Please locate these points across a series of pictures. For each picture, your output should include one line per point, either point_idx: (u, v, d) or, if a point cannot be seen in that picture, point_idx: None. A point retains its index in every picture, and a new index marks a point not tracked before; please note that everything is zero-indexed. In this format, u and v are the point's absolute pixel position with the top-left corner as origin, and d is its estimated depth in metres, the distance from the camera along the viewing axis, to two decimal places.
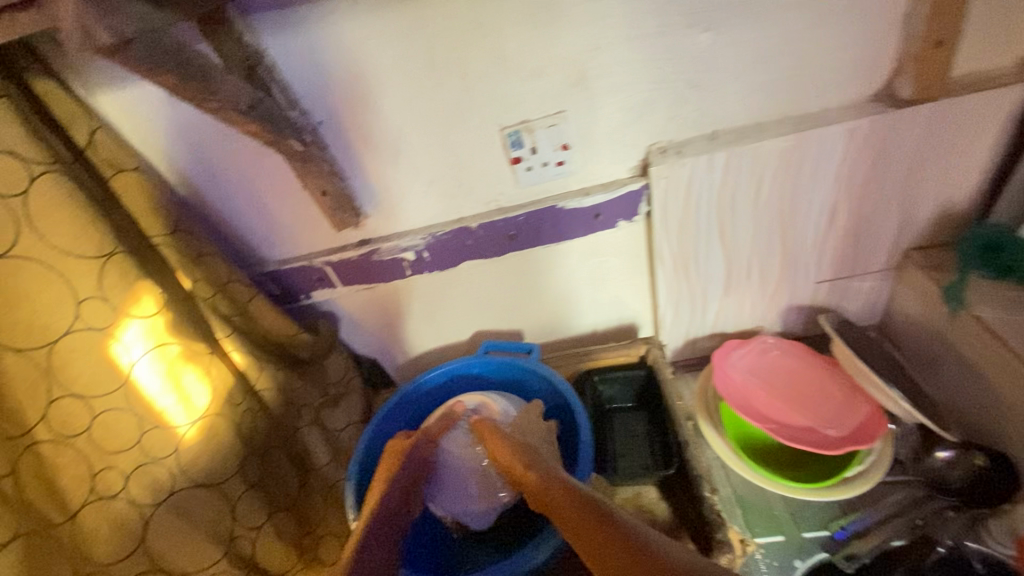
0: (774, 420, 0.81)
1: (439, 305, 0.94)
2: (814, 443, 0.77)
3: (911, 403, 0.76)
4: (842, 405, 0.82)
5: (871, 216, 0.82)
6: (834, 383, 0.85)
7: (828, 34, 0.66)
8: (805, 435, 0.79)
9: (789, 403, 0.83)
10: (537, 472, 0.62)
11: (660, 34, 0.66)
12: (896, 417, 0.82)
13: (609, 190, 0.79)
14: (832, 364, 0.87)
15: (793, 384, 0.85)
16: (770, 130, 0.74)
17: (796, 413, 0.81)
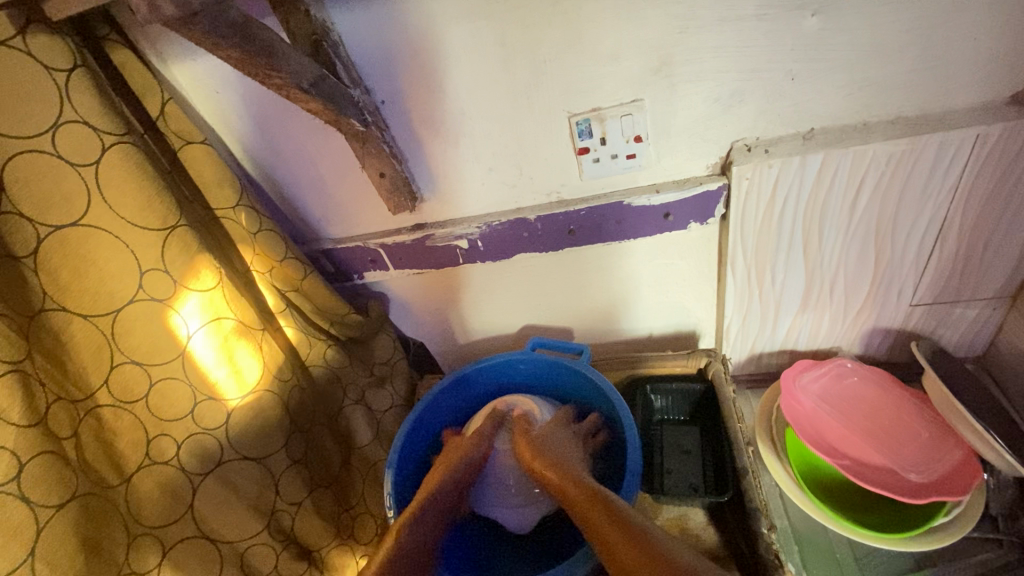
0: (846, 456, 0.73)
1: (490, 296, 0.91)
2: (891, 487, 0.69)
3: (1015, 455, 0.67)
4: (928, 447, 0.73)
5: (988, 237, 0.71)
6: (921, 421, 0.75)
7: (968, 21, 0.56)
8: (880, 477, 0.71)
9: (865, 439, 0.75)
10: (582, 493, 0.63)
11: (760, 17, 0.58)
12: (992, 467, 0.72)
13: (682, 188, 0.72)
14: (920, 398, 0.77)
15: (872, 417, 0.77)
16: (878, 132, 0.64)
17: (873, 451, 0.73)
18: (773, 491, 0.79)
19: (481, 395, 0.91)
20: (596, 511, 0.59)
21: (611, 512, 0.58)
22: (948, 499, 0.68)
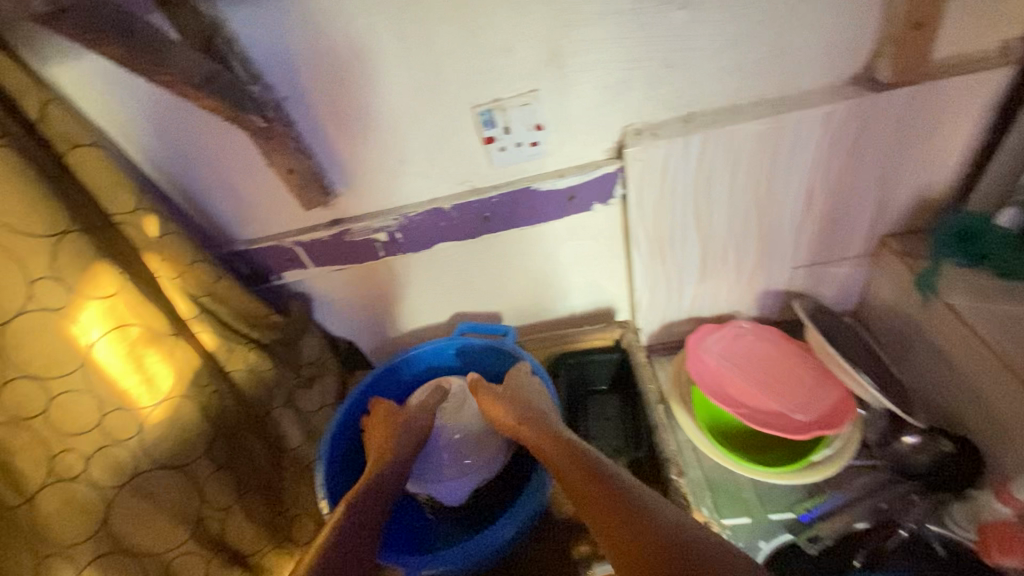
0: (746, 405, 0.81)
1: (415, 288, 0.93)
2: (782, 428, 0.78)
3: (881, 389, 0.77)
4: (812, 389, 0.83)
5: (847, 203, 0.81)
6: (808, 368, 0.85)
7: (809, 13, 0.64)
8: (773, 420, 0.79)
9: (761, 389, 0.83)
10: (561, 449, 0.65)
11: (634, 11, 0.64)
12: (866, 402, 0.83)
13: (584, 172, 0.78)
14: (805, 349, 0.87)
15: (766, 369, 0.85)
16: (747, 113, 0.72)
17: (767, 399, 0.82)
18: (686, 446, 0.86)
19: (411, 385, 0.94)
20: (572, 468, 0.62)
21: (586, 467, 0.61)
22: (830, 433, 0.77)
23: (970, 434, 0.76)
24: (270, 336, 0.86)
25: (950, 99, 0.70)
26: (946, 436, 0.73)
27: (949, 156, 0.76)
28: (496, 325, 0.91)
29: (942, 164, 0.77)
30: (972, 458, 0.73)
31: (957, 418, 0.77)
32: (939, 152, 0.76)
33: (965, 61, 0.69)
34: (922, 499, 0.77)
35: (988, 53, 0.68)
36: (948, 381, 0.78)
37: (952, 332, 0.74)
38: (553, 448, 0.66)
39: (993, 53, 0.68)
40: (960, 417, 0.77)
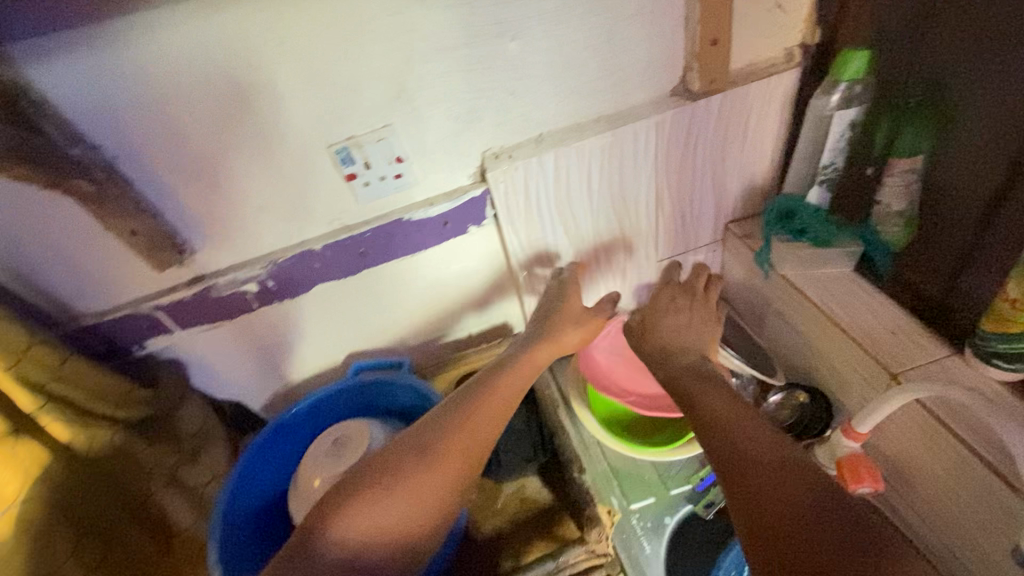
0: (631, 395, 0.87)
1: (301, 335, 0.90)
2: (666, 408, 0.85)
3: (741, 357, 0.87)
4: None
5: (691, 197, 0.91)
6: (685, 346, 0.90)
7: (624, 38, 0.72)
8: (659, 403, 0.86)
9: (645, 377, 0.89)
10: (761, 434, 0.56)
11: (469, 44, 0.67)
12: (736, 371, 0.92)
13: (451, 198, 0.80)
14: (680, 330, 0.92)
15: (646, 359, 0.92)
16: (590, 129, 0.79)
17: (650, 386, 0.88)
18: (590, 441, 0.89)
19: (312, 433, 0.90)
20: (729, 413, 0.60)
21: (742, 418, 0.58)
22: None
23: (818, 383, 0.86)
24: (141, 414, 0.79)
25: (753, 100, 0.81)
26: (800, 388, 0.86)
27: (764, 148, 0.88)
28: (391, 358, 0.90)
29: (759, 156, 0.89)
30: (824, 404, 0.84)
31: (804, 372, 0.88)
32: (755, 145, 0.87)
33: (761, 67, 0.80)
34: None
35: (777, 58, 0.79)
36: (795, 341, 0.89)
37: (791, 298, 0.85)
38: (723, 427, 0.58)
39: (779, 60, 0.80)
40: (807, 371, 0.88)
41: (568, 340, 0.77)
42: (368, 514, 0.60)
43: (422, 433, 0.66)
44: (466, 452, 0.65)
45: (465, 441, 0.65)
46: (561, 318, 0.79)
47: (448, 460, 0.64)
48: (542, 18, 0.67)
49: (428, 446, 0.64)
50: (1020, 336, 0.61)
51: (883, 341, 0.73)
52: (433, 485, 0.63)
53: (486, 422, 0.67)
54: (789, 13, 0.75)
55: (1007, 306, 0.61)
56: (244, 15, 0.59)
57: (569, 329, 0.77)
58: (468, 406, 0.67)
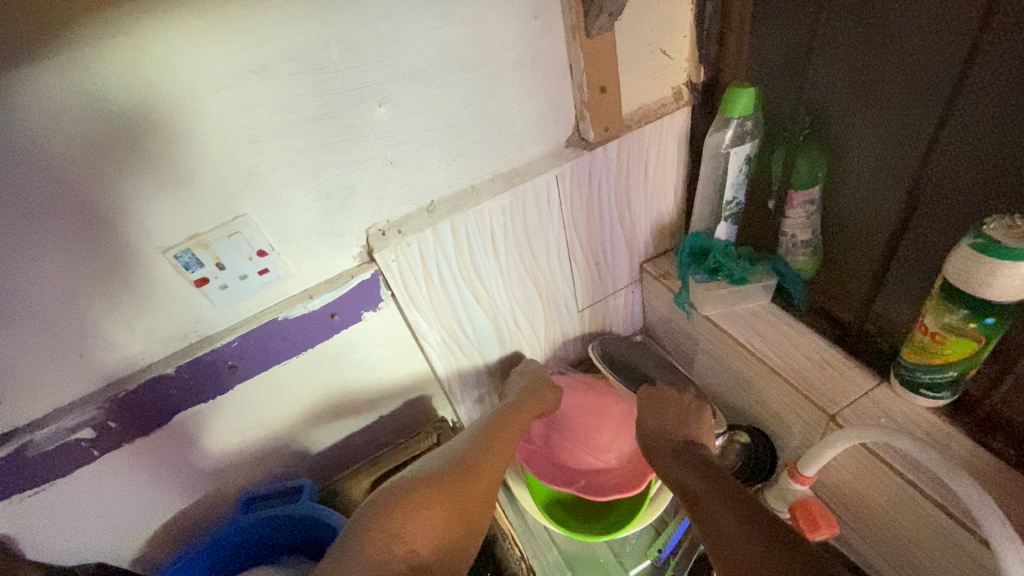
0: (570, 477, 0.81)
1: (169, 469, 0.74)
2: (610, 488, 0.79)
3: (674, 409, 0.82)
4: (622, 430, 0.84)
5: (602, 245, 0.86)
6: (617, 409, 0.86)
7: (507, 92, 0.65)
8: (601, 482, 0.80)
9: (579, 453, 0.83)
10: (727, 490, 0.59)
11: (328, 115, 0.57)
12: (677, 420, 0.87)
13: (335, 287, 0.68)
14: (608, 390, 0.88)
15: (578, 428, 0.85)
16: (485, 191, 0.71)
17: (585, 463, 0.83)
18: (535, 525, 0.82)
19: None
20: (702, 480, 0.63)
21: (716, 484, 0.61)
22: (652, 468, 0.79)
23: (758, 422, 0.83)
24: None
25: (650, 142, 0.77)
26: (740, 427, 0.84)
27: (667, 186, 0.85)
28: (291, 482, 0.82)
29: (664, 195, 0.86)
30: (765, 442, 0.81)
31: (741, 411, 0.85)
32: (658, 185, 0.84)
33: (653, 109, 0.76)
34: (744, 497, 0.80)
35: (667, 98, 0.77)
36: (727, 380, 0.85)
37: (717, 339, 0.82)
38: (703, 482, 0.62)
39: (668, 99, 0.77)
40: (743, 409, 0.85)
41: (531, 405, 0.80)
42: (422, 520, 0.63)
43: (461, 451, 0.72)
44: (498, 466, 0.72)
45: (493, 458, 0.72)
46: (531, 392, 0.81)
47: (485, 473, 0.70)
48: (410, 78, 0.59)
49: (467, 461, 0.70)
50: (943, 368, 0.59)
51: (812, 377, 0.71)
52: (476, 491, 0.68)
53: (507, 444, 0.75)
54: (673, 54, 0.72)
55: (927, 338, 0.58)
56: (26, 98, 0.45)
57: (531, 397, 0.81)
58: (491, 431, 0.75)
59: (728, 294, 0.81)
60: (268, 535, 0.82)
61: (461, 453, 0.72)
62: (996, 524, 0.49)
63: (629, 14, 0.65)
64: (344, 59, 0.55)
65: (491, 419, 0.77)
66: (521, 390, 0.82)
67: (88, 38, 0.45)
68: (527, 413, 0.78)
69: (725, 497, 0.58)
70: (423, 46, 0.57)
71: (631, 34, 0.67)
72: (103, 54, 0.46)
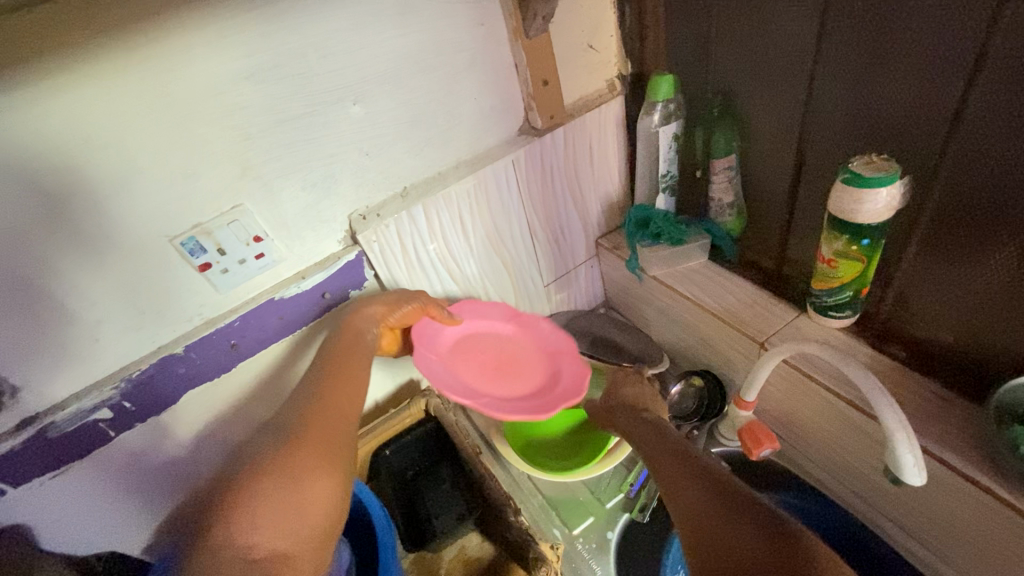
0: (518, 403, 0.80)
1: (178, 448, 0.81)
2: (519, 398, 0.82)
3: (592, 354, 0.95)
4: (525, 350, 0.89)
5: (558, 224, 0.97)
6: (524, 324, 0.90)
7: (462, 88, 0.76)
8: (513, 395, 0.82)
9: (516, 379, 0.85)
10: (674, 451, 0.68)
11: (311, 113, 0.67)
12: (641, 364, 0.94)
13: (324, 267, 0.77)
14: (509, 306, 0.91)
15: (501, 354, 0.88)
16: (450, 177, 0.81)
17: (526, 389, 0.84)
18: (521, 478, 0.90)
19: None
20: (655, 438, 0.72)
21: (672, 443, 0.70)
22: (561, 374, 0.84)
23: (708, 366, 0.94)
24: None
25: (592, 128, 0.89)
26: (694, 372, 0.93)
27: (612, 167, 0.97)
28: None
29: (609, 175, 0.98)
30: (716, 382, 0.92)
31: (694, 359, 0.96)
32: (603, 167, 0.96)
33: (591, 99, 0.88)
34: (701, 431, 0.90)
35: (602, 90, 0.89)
36: (678, 332, 0.96)
37: (665, 295, 0.93)
38: (657, 439, 0.71)
39: (603, 91, 0.89)
40: (694, 356, 0.96)
41: (391, 314, 0.79)
42: (271, 518, 0.58)
43: (292, 427, 0.67)
44: (339, 420, 0.69)
45: (329, 404, 0.69)
46: (398, 305, 0.79)
47: (324, 428, 0.67)
48: (379, 80, 0.69)
49: (311, 432, 0.66)
50: (842, 288, 0.71)
51: (744, 315, 0.83)
52: (334, 461, 0.64)
53: (350, 390, 0.72)
54: (602, 50, 0.85)
55: (826, 265, 0.70)
56: (54, 104, 0.54)
57: (388, 303, 0.79)
58: (325, 378, 0.72)
59: (668, 255, 0.93)
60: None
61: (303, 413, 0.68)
62: (879, 395, 0.59)
63: (559, 17, 0.77)
64: (320, 64, 0.64)
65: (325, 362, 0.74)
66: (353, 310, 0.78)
67: (105, 53, 0.54)
68: (363, 331, 0.76)
69: (677, 453, 0.67)
70: (388, 50, 0.68)
71: (564, 34, 0.79)
72: (116, 66, 0.55)
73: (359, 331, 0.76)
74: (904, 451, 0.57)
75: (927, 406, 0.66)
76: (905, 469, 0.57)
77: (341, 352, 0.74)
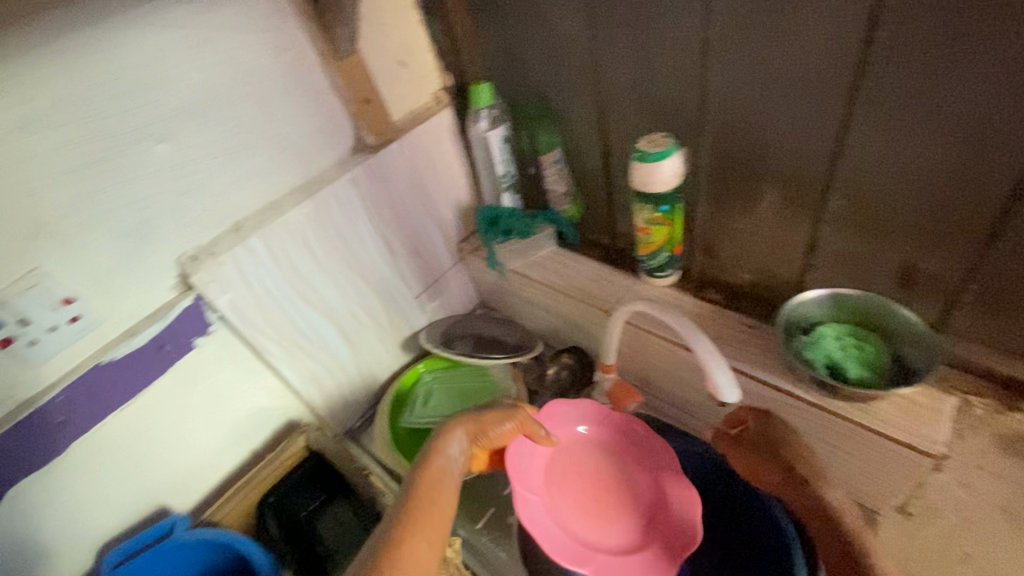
0: (631, 561, 0.73)
1: (15, 549, 0.72)
2: (624, 556, 0.73)
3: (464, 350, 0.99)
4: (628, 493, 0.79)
5: (417, 236, 0.98)
6: (607, 435, 0.83)
7: (280, 114, 0.75)
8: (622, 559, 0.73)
9: (619, 513, 0.77)
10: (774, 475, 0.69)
11: (108, 158, 0.63)
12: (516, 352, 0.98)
13: (157, 318, 0.72)
14: (590, 408, 0.83)
15: (591, 482, 0.80)
16: (286, 204, 0.80)
17: (632, 533, 0.76)
18: None
19: None
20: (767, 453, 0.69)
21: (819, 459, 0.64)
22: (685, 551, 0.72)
23: (577, 343, 1.01)
24: None
25: (427, 138, 0.92)
26: (564, 349, 1.01)
27: (457, 173, 1.01)
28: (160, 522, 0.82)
29: (456, 182, 1.01)
30: (584, 355, 1.00)
31: (566, 340, 1.03)
32: (448, 174, 0.99)
33: (421, 113, 0.92)
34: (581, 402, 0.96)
35: (430, 103, 0.93)
36: (547, 317, 1.02)
37: (527, 285, 0.99)
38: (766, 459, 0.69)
39: (431, 103, 0.93)
40: (566, 337, 1.02)
41: (482, 435, 0.72)
42: None
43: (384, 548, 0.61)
44: (434, 543, 0.63)
45: (424, 527, 0.63)
46: (485, 424, 0.72)
47: (417, 548, 0.61)
48: (182, 115, 0.67)
49: (404, 557, 0.60)
50: (659, 250, 0.82)
51: (592, 289, 0.92)
52: None
53: (440, 516, 0.65)
54: (420, 66, 0.89)
55: (642, 234, 0.81)
56: None
57: (471, 431, 0.71)
58: (421, 498, 0.65)
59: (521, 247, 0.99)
60: (212, 557, 0.85)
61: (396, 535, 0.62)
62: (692, 330, 0.69)
63: (370, 36, 0.80)
64: (106, 105, 0.61)
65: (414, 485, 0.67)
66: (445, 433, 0.70)
67: None
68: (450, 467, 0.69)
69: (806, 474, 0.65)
70: (186, 83, 0.66)
71: (377, 51, 0.81)
72: None
73: (453, 465, 0.69)
74: (717, 373, 0.67)
75: (747, 337, 0.77)
76: (721, 389, 0.66)
77: (431, 480, 0.67)
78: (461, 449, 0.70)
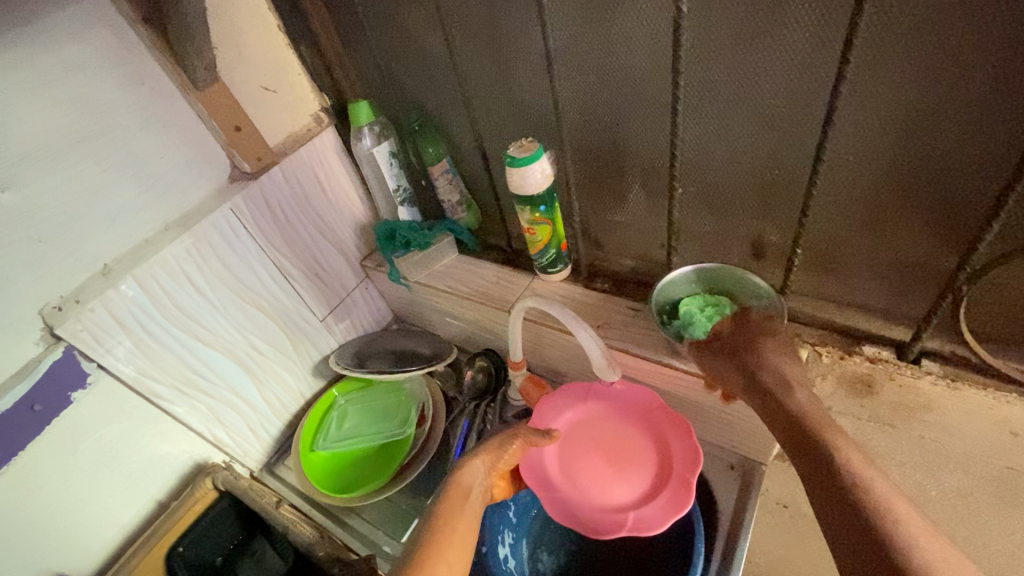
0: (661, 504, 0.70)
1: None
2: (664, 506, 0.70)
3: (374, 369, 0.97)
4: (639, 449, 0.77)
5: (314, 258, 0.97)
6: (598, 401, 0.82)
7: (142, 149, 0.73)
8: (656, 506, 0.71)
9: (630, 466, 0.76)
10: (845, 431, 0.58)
11: None
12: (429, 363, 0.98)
13: (23, 378, 0.68)
14: (576, 386, 0.83)
15: (599, 448, 0.78)
16: (161, 242, 0.77)
17: (654, 473, 0.75)
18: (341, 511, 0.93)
19: None
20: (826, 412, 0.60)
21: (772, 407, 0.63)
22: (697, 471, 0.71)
23: (490, 347, 1.03)
24: None
25: (310, 160, 0.91)
26: (480, 354, 1.01)
27: (351, 192, 1.00)
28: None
29: (351, 201, 1.01)
30: (498, 357, 1.01)
31: (479, 344, 1.05)
32: (340, 193, 0.98)
33: (301, 135, 0.91)
34: (498, 404, 0.96)
35: (310, 125, 0.92)
36: (457, 324, 1.04)
37: (433, 295, 1.00)
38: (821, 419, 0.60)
39: (312, 125, 0.92)
40: (479, 341, 1.05)
41: (497, 461, 0.72)
42: None
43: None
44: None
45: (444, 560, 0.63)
46: (501, 447, 0.73)
47: None
48: (25, 160, 0.63)
49: None
50: (546, 248, 0.85)
51: (492, 292, 0.95)
52: None
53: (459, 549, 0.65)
54: (294, 89, 0.89)
55: (528, 235, 0.84)
56: None
57: (487, 457, 0.72)
58: (439, 528, 0.65)
59: (422, 258, 1.00)
60: None
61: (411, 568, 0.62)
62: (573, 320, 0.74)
63: (231, 64, 0.79)
64: None
65: (434, 515, 0.67)
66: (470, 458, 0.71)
67: None
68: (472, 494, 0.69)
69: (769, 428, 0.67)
70: (24, 129, 0.62)
71: (242, 78, 0.80)
72: None
73: (473, 492, 0.69)
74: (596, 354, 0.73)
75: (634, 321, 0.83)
76: None
77: (449, 505, 0.68)
78: (481, 475, 0.71)
